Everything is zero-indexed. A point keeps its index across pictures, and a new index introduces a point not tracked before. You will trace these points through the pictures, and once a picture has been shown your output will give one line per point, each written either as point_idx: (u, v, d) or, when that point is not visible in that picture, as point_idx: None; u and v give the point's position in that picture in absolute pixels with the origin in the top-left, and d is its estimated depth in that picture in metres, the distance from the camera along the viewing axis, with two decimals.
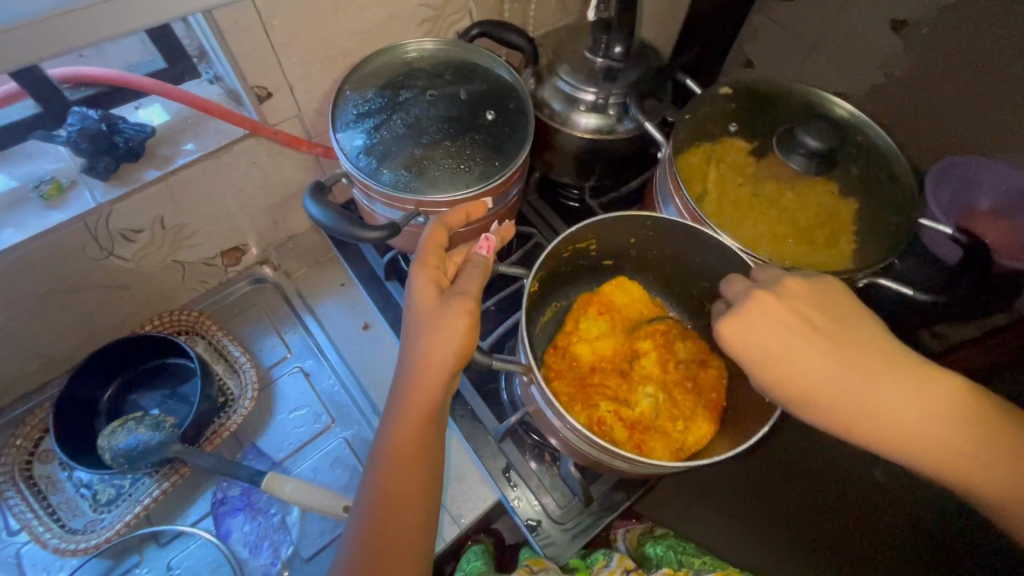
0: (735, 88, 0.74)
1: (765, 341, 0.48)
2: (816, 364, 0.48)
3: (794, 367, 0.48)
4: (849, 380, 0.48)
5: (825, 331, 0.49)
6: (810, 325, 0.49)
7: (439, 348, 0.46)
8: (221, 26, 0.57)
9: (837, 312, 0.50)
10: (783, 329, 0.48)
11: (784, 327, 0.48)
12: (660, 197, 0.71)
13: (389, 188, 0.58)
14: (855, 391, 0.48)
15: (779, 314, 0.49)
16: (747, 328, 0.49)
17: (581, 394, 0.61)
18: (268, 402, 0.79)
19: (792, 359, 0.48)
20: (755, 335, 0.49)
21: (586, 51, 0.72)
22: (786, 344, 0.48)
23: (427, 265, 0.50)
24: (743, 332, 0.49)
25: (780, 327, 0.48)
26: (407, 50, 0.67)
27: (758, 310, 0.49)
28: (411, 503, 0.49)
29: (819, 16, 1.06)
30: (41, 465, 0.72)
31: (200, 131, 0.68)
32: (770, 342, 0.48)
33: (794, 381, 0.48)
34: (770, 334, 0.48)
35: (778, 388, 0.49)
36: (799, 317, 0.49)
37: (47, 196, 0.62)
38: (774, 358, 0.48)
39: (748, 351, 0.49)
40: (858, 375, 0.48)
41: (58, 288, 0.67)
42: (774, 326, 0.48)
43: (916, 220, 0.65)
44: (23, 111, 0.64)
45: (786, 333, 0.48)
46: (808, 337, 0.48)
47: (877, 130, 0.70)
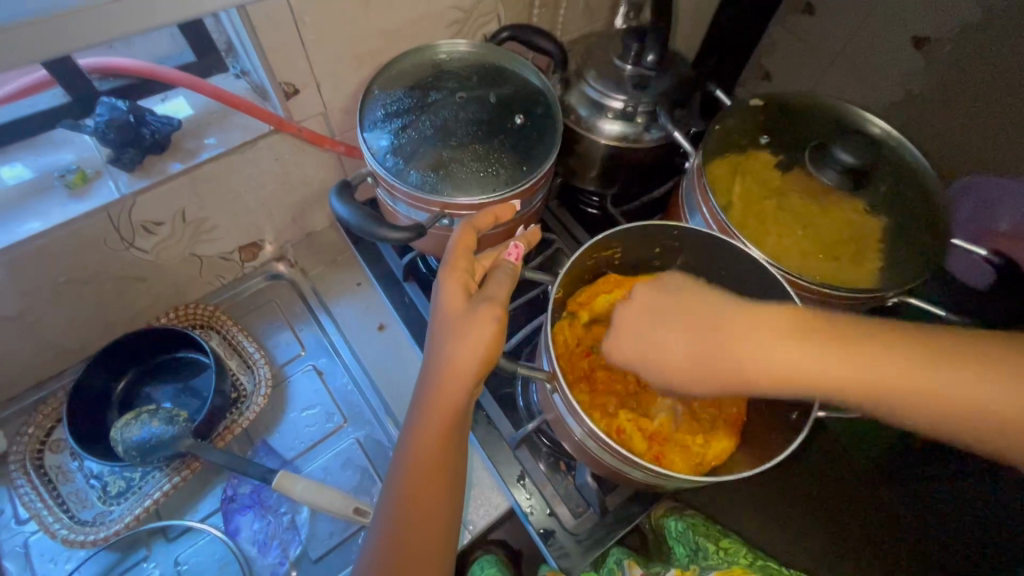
0: (766, 100, 0.73)
1: (637, 342, 0.52)
2: (686, 360, 0.50)
3: (672, 363, 0.51)
4: (731, 359, 0.49)
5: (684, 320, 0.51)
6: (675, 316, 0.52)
7: (464, 354, 0.46)
8: (253, 22, 0.56)
9: (705, 297, 0.52)
10: (652, 327, 0.52)
11: (654, 325, 0.52)
12: (686, 207, 0.70)
13: (416, 189, 0.58)
14: (740, 366, 0.49)
15: (649, 307, 0.53)
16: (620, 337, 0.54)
17: (601, 402, 0.60)
18: (280, 400, 0.79)
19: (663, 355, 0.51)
20: (632, 339, 0.53)
21: (615, 58, 0.71)
22: (654, 343, 0.52)
23: (454, 269, 0.49)
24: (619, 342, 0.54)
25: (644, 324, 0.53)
26: (437, 51, 0.67)
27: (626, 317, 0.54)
28: (431, 509, 0.49)
29: (840, 29, 1.03)
30: (51, 455, 0.72)
31: (225, 126, 0.68)
32: (639, 345, 0.52)
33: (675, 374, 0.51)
34: (638, 339, 0.52)
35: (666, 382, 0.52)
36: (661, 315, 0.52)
37: (70, 185, 0.62)
38: (647, 356, 0.52)
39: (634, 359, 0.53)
40: (741, 350, 0.49)
41: (77, 278, 0.67)
42: (639, 330, 0.53)
43: (949, 241, 0.64)
44: (50, 99, 0.64)
45: (653, 330, 0.52)
46: (669, 322, 0.52)
47: (909, 147, 0.69)
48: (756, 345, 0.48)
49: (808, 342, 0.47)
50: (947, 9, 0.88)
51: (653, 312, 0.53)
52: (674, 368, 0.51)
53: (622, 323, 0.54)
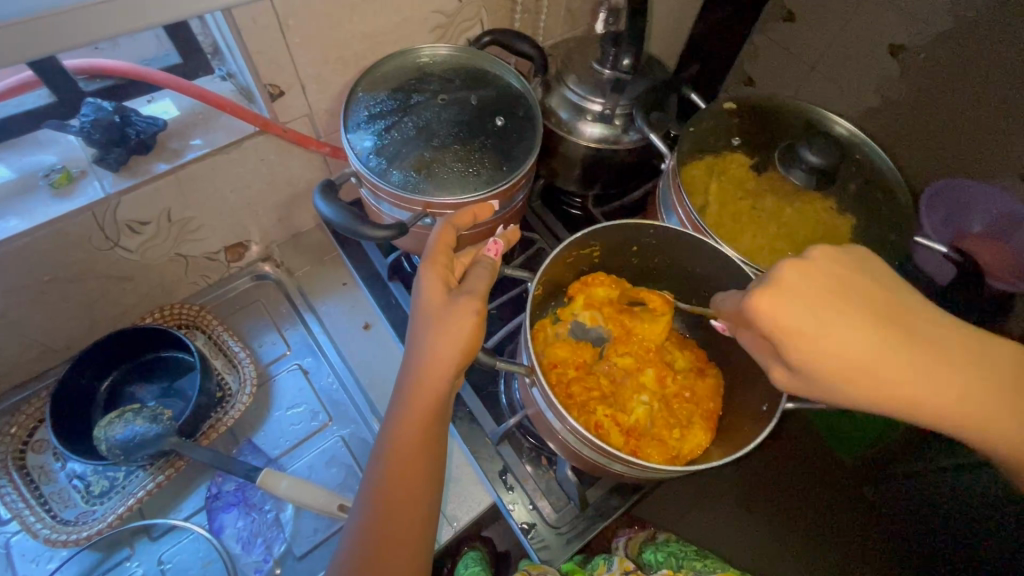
0: (738, 103, 0.76)
1: (803, 312, 0.46)
2: (851, 339, 0.46)
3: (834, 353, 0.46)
4: (881, 354, 0.47)
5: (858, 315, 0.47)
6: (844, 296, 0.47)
7: (443, 347, 0.47)
8: (238, 25, 0.57)
9: (870, 289, 0.48)
10: (818, 302, 0.46)
11: (823, 301, 0.46)
12: (662, 207, 0.72)
13: (399, 189, 0.59)
14: (880, 365, 0.47)
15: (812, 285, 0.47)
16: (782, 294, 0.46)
17: (579, 397, 0.62)
18: (265, 398, 0.79)
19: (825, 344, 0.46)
20: (793, 309, 0.46)
21: (594, 62, 0.73)
22: (816, 331, 0.46)
23: (434, 264, 0.51)
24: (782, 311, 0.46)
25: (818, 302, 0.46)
26: (420, 54, 0.69)
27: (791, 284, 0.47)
28: (412, 499, 0.50)
29: (817, 38, 1.06)
30: (33, 455, 0.71)
31: (211, 126, 0.69)
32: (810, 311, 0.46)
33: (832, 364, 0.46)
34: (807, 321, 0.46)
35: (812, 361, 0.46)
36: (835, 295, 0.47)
37: (56, 184, 0.62)
38: (803, 331, 0.46)
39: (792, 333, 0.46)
40: (886, 354, 0.47)
41: (63, 277, 0.68)
42: (803, 314, 0.46)
43: (912, 239, 0.66)
44: (36, 100, 0.65)
45: (825, 310, 0.46)
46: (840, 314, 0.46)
47: (875, 148, 0.71)
48: (899, 343, 0.47)
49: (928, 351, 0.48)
50: (921, 18, 0.90)
51: (825, 299, 0.46)
52: (834, 347, 0.46)
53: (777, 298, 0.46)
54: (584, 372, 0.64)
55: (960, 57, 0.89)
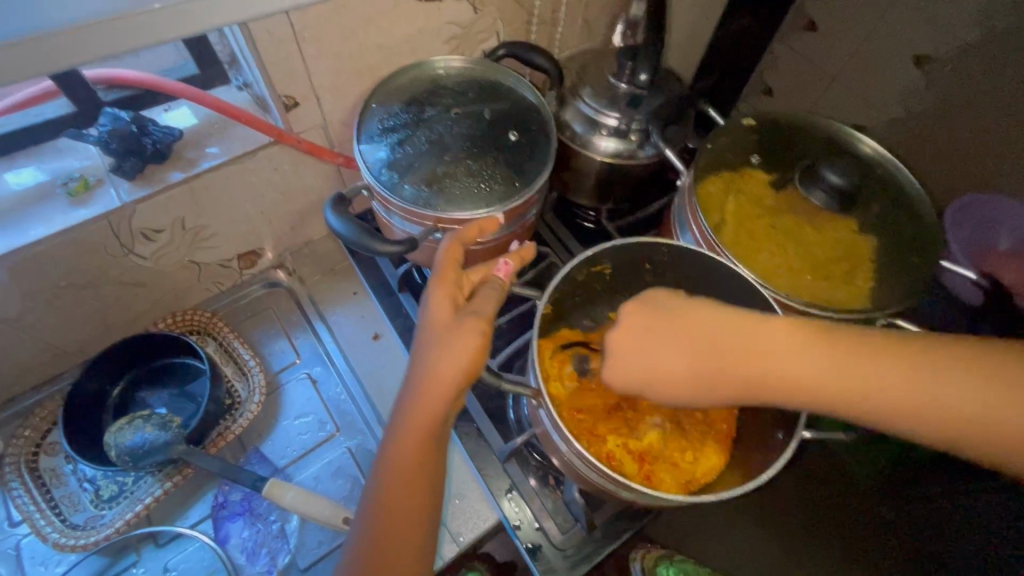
0: (758, 119, 0.74)
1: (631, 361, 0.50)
2: (691, 380, 0.49)
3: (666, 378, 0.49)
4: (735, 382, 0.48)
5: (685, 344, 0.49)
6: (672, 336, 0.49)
7: (449, 367, 0.46)
8: (254, 37, 0.58)
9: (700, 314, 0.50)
10: (651, 351, 0.50)
11: (643, 342, 0.50)
12: (677, 225, 0.71)
13: (410, 203, 0.59)
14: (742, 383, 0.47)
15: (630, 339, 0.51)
16: (617, 352, 0.51)
17: (592, 425, 0.61)
18: (274, 408, 0.79)
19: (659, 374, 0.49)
20: (628, 359, 0.50)
21: (610, 75, 0.73)
22: (641, 352, 0.50)
23: (446, 281, 0.50)
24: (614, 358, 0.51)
25: (650, 363, 0.49)
26: (434, 67, 0.68)
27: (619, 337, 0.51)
28: (415, 520, 0.49)
29: (840, 50, 1.04)
30: (46, 458, 0.72)
31: (225, 136, 0.69)
32: (638, 361, 0.50)
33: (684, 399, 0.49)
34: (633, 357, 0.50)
35: (676, 400, 0.50)
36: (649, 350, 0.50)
37: (73, 193, 0.63)
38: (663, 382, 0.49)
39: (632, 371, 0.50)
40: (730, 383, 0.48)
41: (77, 283, 0.68)
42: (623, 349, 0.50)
43: (938, 262, 0.64)
44: (56, 108, 0.66)
45: (659, 366, 0.49)
46: (666, 348, 0.49)
47: (899, 166, 0.69)
48: (749, 361, 0.47)
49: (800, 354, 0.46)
50: (947, 28, 0.88)
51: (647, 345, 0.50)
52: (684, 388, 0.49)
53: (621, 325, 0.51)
54: (599, 396, 0.63)
55: (994, 67, 0.85)
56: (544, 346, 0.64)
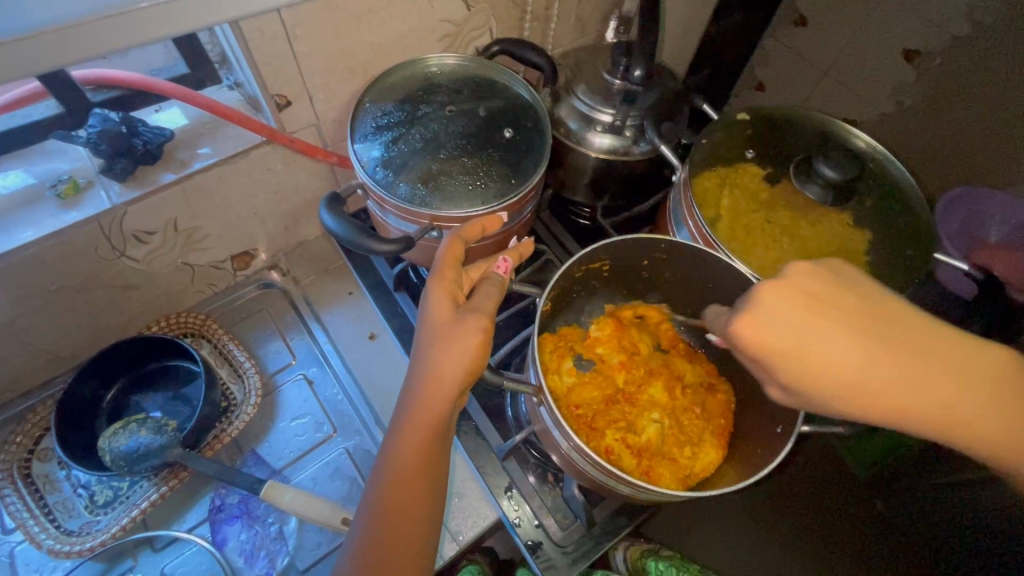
0: (753, 113, 0.74)
1: (781, 334, 0.45)
2: (855, 373, 0.44)
3: (823, 363, 0.44)
4: (877, 382, 0.45)
5: (848, 331, 0.45)
6: (840, 317, 0.45)
7: (448, 365, 0.46)
8: (245, 36, 0.57)
9: (852, 298, 0.47)
10: (810, 331, 0.45)
11: (807, 319, 0.45)
12: (673, 220, 0.71)
13: (404, 201, 0.58)
14: (887, 384, 0.45)
15: (782, 311, 0.45)
16: (768, 322, 0.45)
17: (591, 421, 0.61)
18: (270, 409, 0.79)
19: (813, 356, 0.45)
20: (782, 338, 0.45)
21: (604, 72, 0.72)
22: (801, 330, 0.45)
23: (442, 279, 0.50)
24: (763, 323, 0.45)
25: (813, 350, 0.45)
26: (428, 64, 0.68)
27: (771, 311, 0.45)
28: (415, 519, 0.49)
29: (830, 45, 1.04)
30: (39, 464, 0.71)
31: (217, 136, 0.69)
32: (805, 345, 0.44)
33: (826, 388, 0.45)
34: (787, 329, 0.45)
35: (819, 395, 0.46)
36: (812, 324, 0.45)
37: (63, 195, 0.63)
38: (812, 370, 0.45)
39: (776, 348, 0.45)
40: (878, 382, 0.45)
41: (69, 286, 0.67)
42: (776, 324, 0.45)
43: (932, 254, 0.64)
44: (45, 110, 0.65)
45: (820, 356, 0.44)
46: (822, 332, 0.45)
47: (894, 160, 0.70)
48: (905, 363, 0.45)
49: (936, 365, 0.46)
50: (936, 22, 0.88)
51: (807, 321, 0.45)
52: (837, 381, 0.45)
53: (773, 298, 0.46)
54: (599, 391, 0.63)
55: (983, 62, 0.86)
56: (544, 341, 0.64)
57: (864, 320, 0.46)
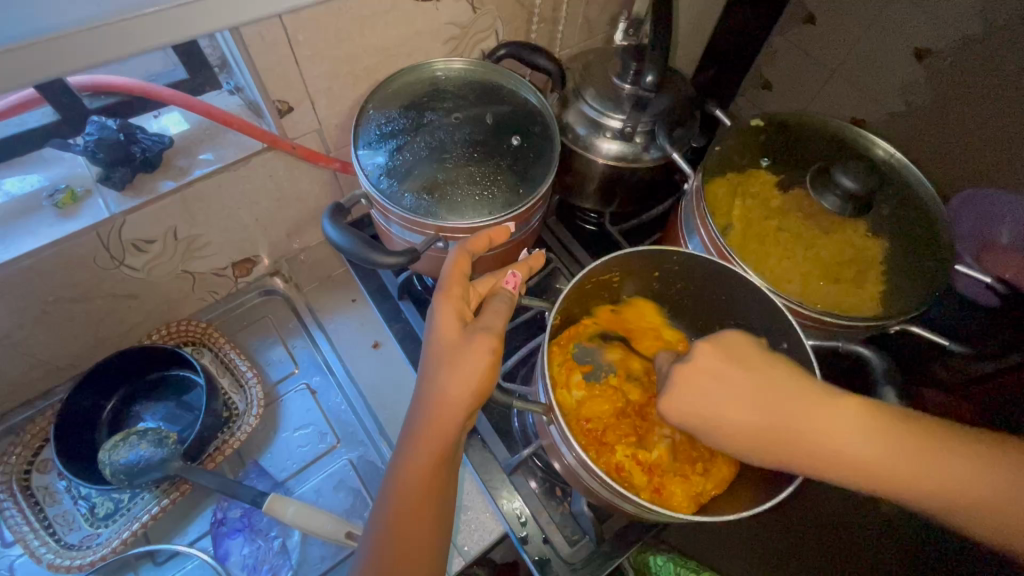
0: (767, 119, 0.72)
1: (685, 407, 0.49)
2: (751, 439, 0.48)
3: (730, 428, 0.48)
4: (787, 446, 0.48)
5: (752, 401, 0.48)
6: (746, 388, 0.48)
7: (456, 385, 0.45)
8: (246, 42, 0.55)
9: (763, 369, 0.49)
10: (714, 404, 0.48)
11: (711, 394, 0.48)
12: (685, 229, 0.69)
13: (410, 212, 0.57)
14: (789, 449, 0.48)
15: (686, 386, 0.49)
16: (673, 397, 0.49)
17: (601, 436, 0.59)
18: (273, 419, 0.77)
19: (721, 425, 0.49)
20: (690, 410, 0.49)
21: (614, 76, 0.71)
22: (706, 405, 0.48)
23: (450, 295, 0.48)
24: (672, 397, 0.49)
25: (711, 416, 0.49)
26: (434, 69, 0.66)
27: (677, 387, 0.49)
28: (423, 542, 0.47)
29: (839, 42, 1.02)
30: (38, 476, 0.70)
31: (218, 143, 0.67)
32: (708, 412, 0.48)
33: (739, 448, 0.49)
34: (695, 400, 0.49)
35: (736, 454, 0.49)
36: (716, 395, 0.48)
37: (60, 205, 0.61)
38: (722, 434, 0.49)
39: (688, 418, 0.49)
40: (791, 443, 0.48)
41: (66, 297, 0.66)
42: (683, 397, 0.49)
43: (952, 266, 0.62)
44: (41, 117, 0.64)
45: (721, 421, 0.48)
46: (725, 402, 0.48)
47: (912, 169, 0.68)
48: (806, 429, 0.48)
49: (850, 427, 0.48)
50: (949, 21, 0.86)
51: (711, 396, 0.48)
52: (741, 443, 0.49)
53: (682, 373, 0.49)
54: (608, 406, 0.61)
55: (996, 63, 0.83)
56: (552, 353, 0.63)
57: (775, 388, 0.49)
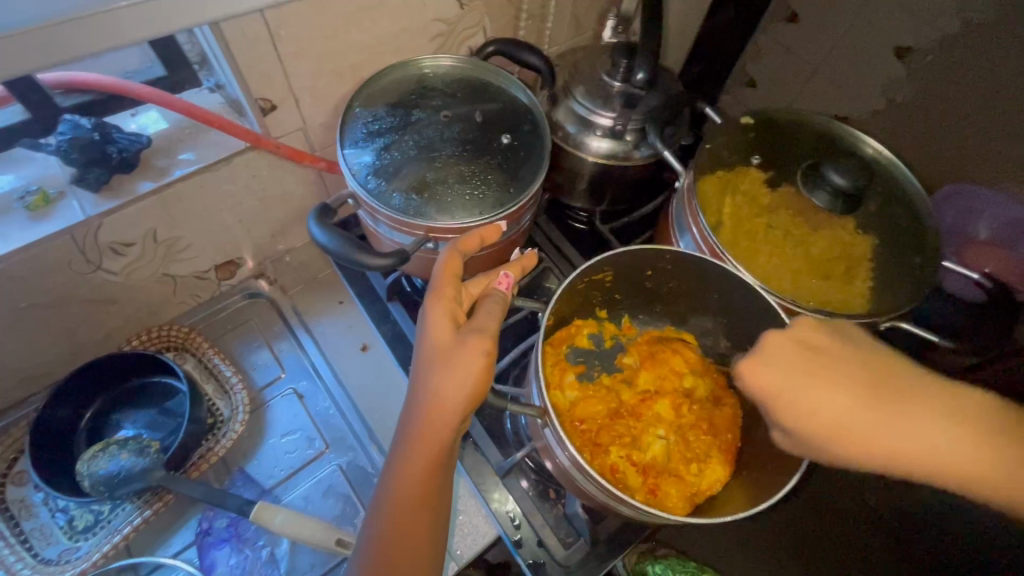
0: (756, 117, 0.72)
1: (775, 382, 0.48)
2: (846, 421, 0.46)
3: (823, 407, 0.46)
4: (876, 434, 0.46)
5: (847, 380, 0.47)
6: (837, 366, 0.48)
7: (449, 389, 0.44)
8: (226, 38, 0.54)
9: (851, 349, 0.49)
10: (805, 378, 0.47)
11: (807, 369, 0.47)
12: (676, 226, 0.68)
13: (399, 212, 0.56)
14: (894, 438, 0.45)
15: (777, 359, 0.48)
16: (764, 365, 0.48)
17: (594, 437, 0.59)
18: (259, 425, 0.76)
19: (811, 402, 0.46)
20: (776, 386, 0.47)
21: (603, 73, 0.70)
22: (798, 381, 0.47)
23: (441, 296, 0.47)
24: (762, 370, 0.48)
25: (816, 397, 0.46)
26: (421, 66, 0.65)
27: (769, 359, 0.48)
28: (417, 551, 0.46)
29: (823, 41, 1.02)
30: (13, 489, 0.68)
31: (199, 142, 0.65)
32: (800, 388, 0.47)
33: (829, 435, 0.46)
34: (784, 376, 0.47)
35: (823, 444, 0.47)
36: (804, 372, 0.47)
37: (32, 207, 0.59)
38: (816, 418, 0.46)
39: (774, 391, 0.48)
40: (883, 430, 0.46)
41: (41, 302, 0.64)
42: (778, 372, 0.47)
43: (939, 263, 0.63)
44: (10, 116, 0.61)
45: (830, 409, 0.46)
46: (813, 379, 0.47)
47: (899, 166, 0.68)
48: (910, 418, 0.46)
49: (948, 417, 0.46)
50: (930, 20, 0.87)
51: (803, 369, 0.47)
52: (846, 430, 0.46)
53: (772, 349, 0.49)
54: (602, 406, 0.61)
55: (978, 62, 0.84)
56: (545, 353, 0.62)
57: (867, 371, 0.48)
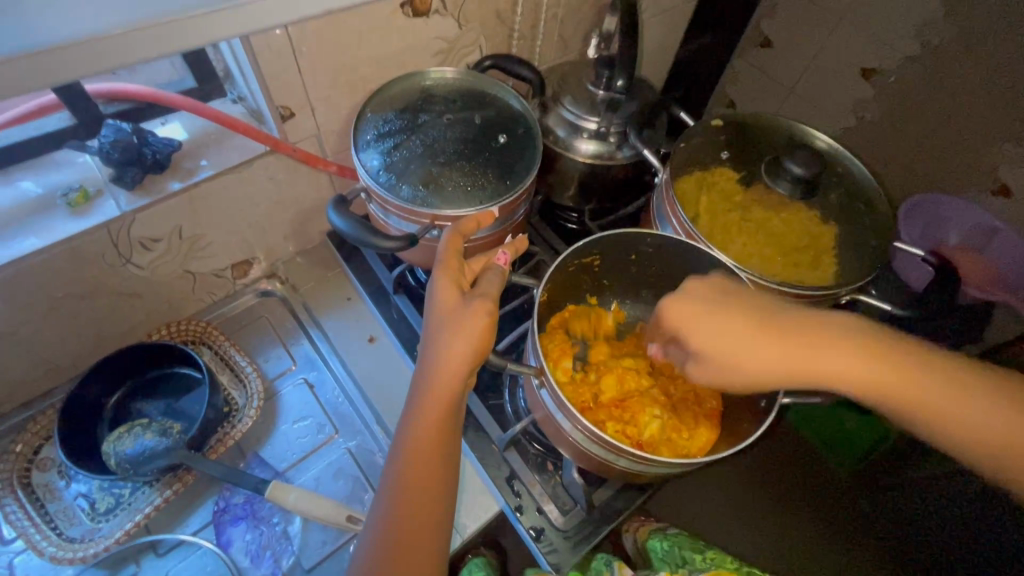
0: (726, 120, 0.80)
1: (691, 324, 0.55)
2: (747, 356, 0.54)
3: (729, 347, 0.54)
4: (772, 363, 0.54)
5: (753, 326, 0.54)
6: (752, 314, 0.55)
7: (457, 348, 0.49)
8: (255, 50, 0.61)
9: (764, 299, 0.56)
10: (711, 318, 0.55)
11: (715, 315, 0.55)
12: (656, 217, 0.75)
13: (407, 201, 0.62)
14: (798, 365, 0.54)
15: (690, 309, 0.56)
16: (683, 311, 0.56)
17: (591, 410, 0.63)
18: (271, 412, 0.80)
19: (721, 341, 0.54)
20: (690, 328, 0.56)
21: (588, 83, 0.78)
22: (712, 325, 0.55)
23: (447, 269, 0.53)
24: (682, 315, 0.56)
25: (739, 347, 0.54)
26: (424, 77, 0.72)
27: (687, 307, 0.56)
28: (426, 499, 0.51)
29: (795, 64, 1.12)
30: (39, 473, 0.71)
31: (223, 146, 0.72)
32: (712, 332, 0.55)
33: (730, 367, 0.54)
34: (694, 321, 0.55)
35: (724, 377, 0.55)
36: (716, 317, 0.55)
37: (73, 204, 0.64)
38: (719, 355, 0.55)
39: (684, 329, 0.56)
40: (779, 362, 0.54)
41: (75, 293, 0.69)
42: (692, 319, 0.55)
43: (893, 244, 0.70)
44: (58, 121, 0.68)
45: (745, 354, 0.54)
46: (732, 325, 0.54)
47: (852, 160, 0.76)
48: (811, 351, 0.54)
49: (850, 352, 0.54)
50: (889, 43, 0.96)
51: (712, 313, 0.55)
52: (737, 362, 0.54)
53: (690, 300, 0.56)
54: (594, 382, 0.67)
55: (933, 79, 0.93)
56: (545, 334, 0.68)
57: (782, 320, 0.55)
